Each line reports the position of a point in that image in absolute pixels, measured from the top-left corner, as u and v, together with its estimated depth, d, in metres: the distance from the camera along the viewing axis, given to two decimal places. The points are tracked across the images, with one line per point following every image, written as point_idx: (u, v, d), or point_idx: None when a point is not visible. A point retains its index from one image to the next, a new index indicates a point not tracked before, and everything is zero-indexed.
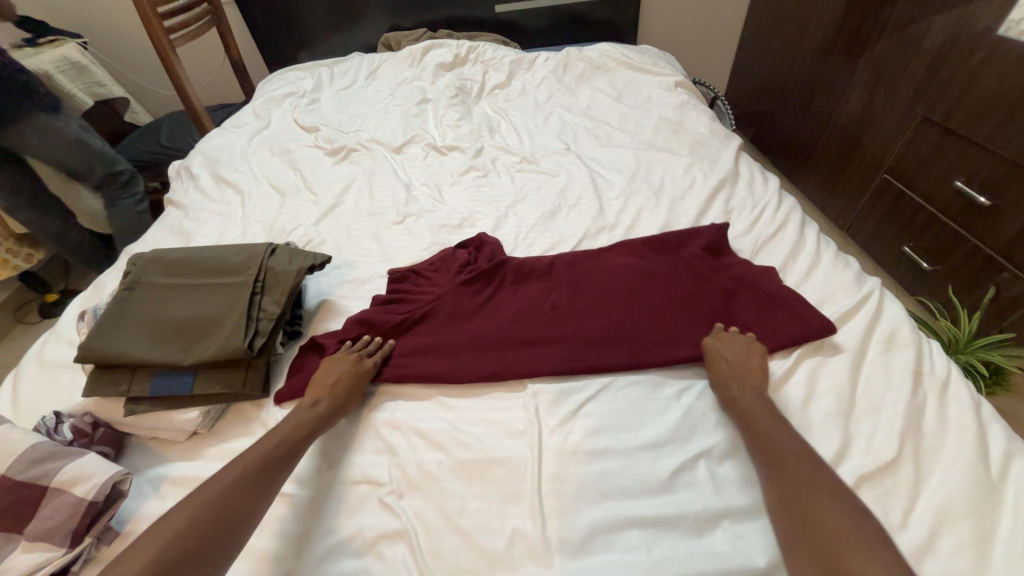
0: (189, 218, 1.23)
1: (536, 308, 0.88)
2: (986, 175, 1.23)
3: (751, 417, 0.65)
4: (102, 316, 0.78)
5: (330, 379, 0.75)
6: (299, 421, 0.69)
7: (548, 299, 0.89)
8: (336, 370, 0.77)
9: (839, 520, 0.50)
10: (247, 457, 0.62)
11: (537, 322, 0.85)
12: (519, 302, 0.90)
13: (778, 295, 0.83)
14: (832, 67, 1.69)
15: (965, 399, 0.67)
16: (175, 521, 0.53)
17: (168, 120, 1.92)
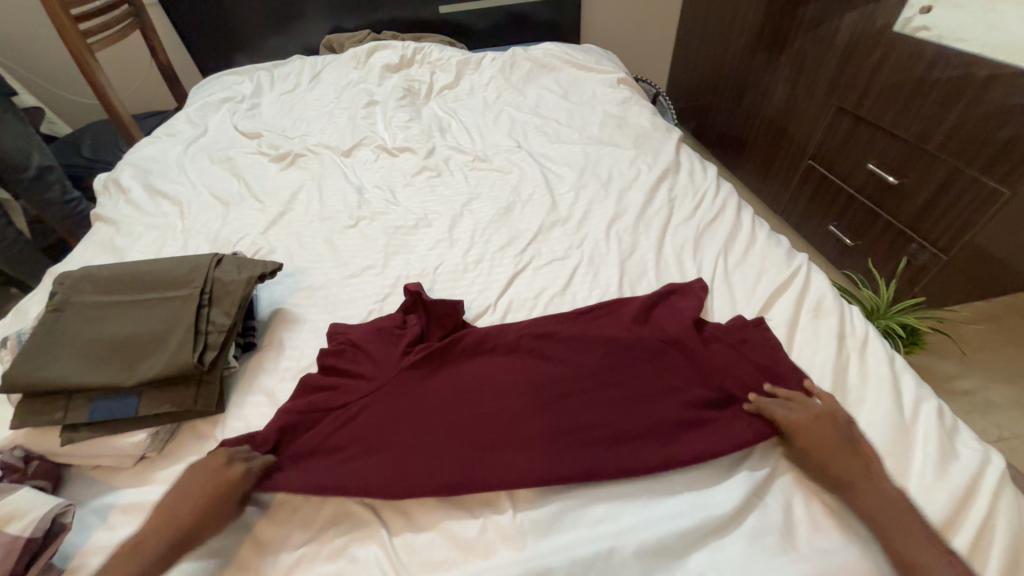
0: (121, 233, 1.16)
1: (504, 390, 0.73)
2: (893, 159, 1.37)
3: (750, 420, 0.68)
4: (28, 341, 0.73)
5: (181, 499, 0.60)
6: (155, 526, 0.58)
7: (518, 377, 0.75)
8: (192, 485, 0.62)
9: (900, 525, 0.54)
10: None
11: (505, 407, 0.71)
12: (482, 382, 0.75)
13: (766, 369, 0.74)
14: (759, 64, 1.81)
15: (881, 355, 0.75)
16: None
17: (90, 130, 1.79)
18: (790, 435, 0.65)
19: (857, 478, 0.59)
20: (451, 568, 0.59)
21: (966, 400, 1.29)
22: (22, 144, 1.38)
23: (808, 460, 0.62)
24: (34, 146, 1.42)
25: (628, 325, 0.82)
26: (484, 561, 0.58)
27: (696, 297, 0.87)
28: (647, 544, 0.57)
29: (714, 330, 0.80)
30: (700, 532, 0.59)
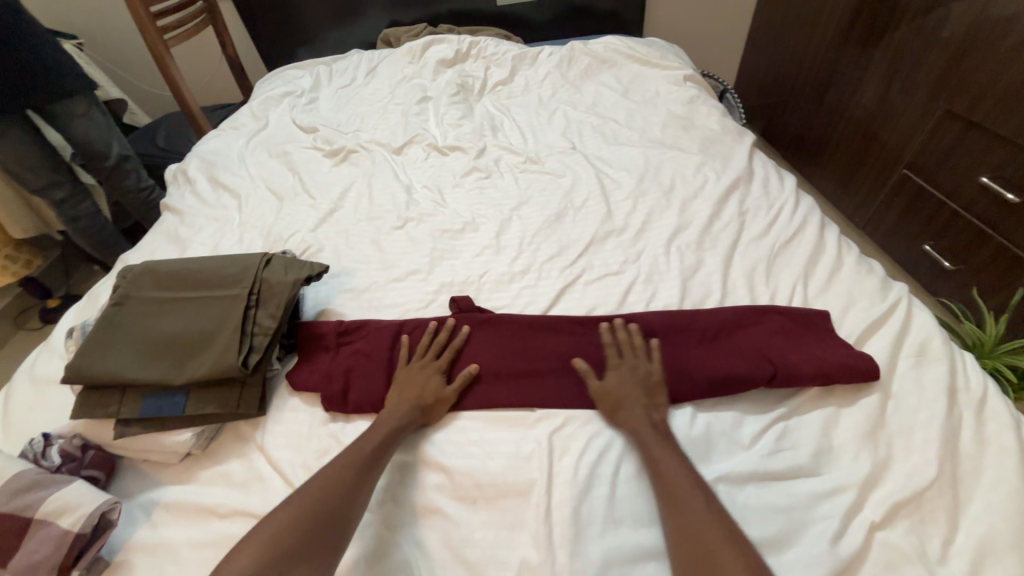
0: (185, 224, 1.20)
1: (630, 382, 0.70)
2: (1013, 172, 1.18)
3: (624, 379, 0.71)
4: (91, 333, 0.75)
5: (417, 386, 0.74)
6: (354, 457, 0.63)
7: (632, 368, 0.73)
8: (416, 381, 0.75)
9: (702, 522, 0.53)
10: (299, 499, 0.57)
11: (643, 398, 0.68)
12: (612, 373, 0.72)
13: (835, 348, 0.72)
14: (846, 58, 1.62)
15: (1005, 420, 0.64)
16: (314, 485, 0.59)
17: (166, 122, 1.89)
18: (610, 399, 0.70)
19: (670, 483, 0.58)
20: None
21: None
22: (103, 134, 1.46)
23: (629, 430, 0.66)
24: (113, 134, 1.50)
25: (678, 332, 0.80)
26: None
27: (765, 325, 0.78)
28: None
29: (784, 368, 0.70)
30: None
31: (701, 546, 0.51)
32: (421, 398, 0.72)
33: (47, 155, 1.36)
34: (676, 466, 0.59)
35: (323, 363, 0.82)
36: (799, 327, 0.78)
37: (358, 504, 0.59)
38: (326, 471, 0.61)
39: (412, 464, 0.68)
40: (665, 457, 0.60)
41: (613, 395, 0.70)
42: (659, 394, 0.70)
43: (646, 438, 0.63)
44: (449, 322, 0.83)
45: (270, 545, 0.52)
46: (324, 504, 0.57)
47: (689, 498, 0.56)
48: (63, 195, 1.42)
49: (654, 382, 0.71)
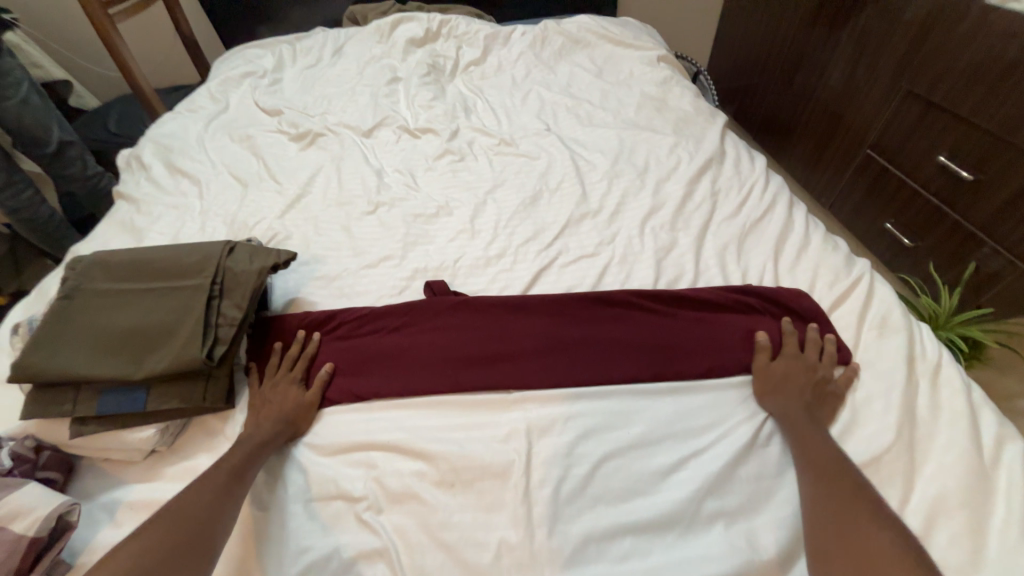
0: (141, 213, 1.14)
1: (797, 381, 0.68)
2: (969, 151, 1.23)
3: (795, 369, 0.70)
4: (39, 328, 0.71)
5: (274, 399, 0.72)
6: (214, 480, 0.60)
7: (809, 362, 0.71)
8: (277, 395, 0.73)
9: (849, 498, 0.54)
10: (162, 521, 0.54)
11: (807, 394, 0.67)
12: (785, 362, 0.71)
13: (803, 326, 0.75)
14: (815, 40, 1.64)
15: (957, 385, 0.67)
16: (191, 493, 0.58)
17: (116, 104, 1.77)
18: (770, 388, 0.69)
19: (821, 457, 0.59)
20: None
21: None
22: (42, 116, 1.36)
23: (783, 417, 0.65)
24: (53, 117, 1.40)
25: (657, 311, 0.81)
26: None
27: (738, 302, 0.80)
28: None
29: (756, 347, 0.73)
30: None
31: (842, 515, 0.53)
32: (284, 410, 0.71)
33: None
34: (818, 442, 0.61)
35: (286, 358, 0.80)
36: (767, 304, 0.80)
37: (226, 517, 0.57)
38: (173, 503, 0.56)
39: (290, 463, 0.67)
40: (816, 435, 0.62)
41: (778, 383, 0.69)
42: (825, 402, 0.67)
43: (796, 424, 0.63)
44: (297, 335, 0.81)
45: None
46: (186, 524, 0.54)
47: (838, 477, 0.57)
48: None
49: (825, 390, 0.68)
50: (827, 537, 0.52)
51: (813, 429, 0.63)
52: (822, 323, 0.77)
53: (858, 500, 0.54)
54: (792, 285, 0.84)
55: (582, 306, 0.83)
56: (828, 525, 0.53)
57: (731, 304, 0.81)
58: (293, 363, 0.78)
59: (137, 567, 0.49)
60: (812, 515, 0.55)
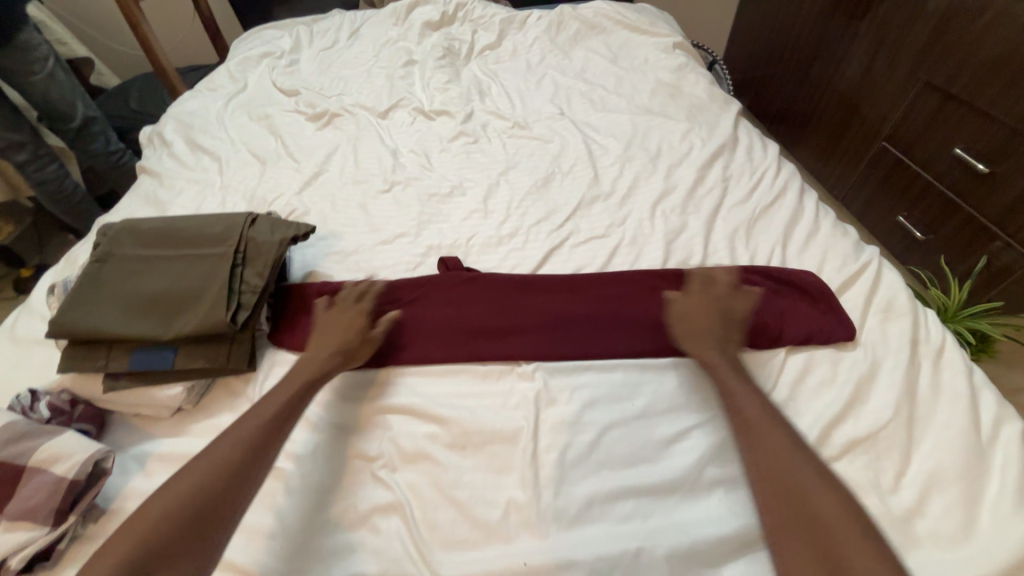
0: (164, 187, 1.17)
1: (700, 309, 0.73)
2: (985, 144, 1.22)
3: (698, 309, 0.73)
4: (73, 289, 0.75)
5: (336, 333, 0.74)
6: (248, 429, 0.60)
7: (712, 296, 0.75)
8: (338, 327, 0.75)
9: (792, 464, 0.54)
10: (192, 470, 0.55)
11: (717, 329, 0.71)
12: (690, 300, 0.74)
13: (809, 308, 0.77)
14: (833, 30, 1.62)
15: (959, 366, 0.69)
16: (219, 444, 0.58)
17: (137, 83, 1.80)
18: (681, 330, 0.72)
19: (757, 423, 0.58)
20: (471, 549, 0.58)
21: None
22: (68, 92, 1.40)
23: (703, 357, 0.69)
24: (78, 93, 1.44)
25: (665, 291, 0.83)
26: (504, 546, 0.58)
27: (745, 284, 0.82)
28: (676, 549, 0.56)
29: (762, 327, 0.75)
30: (737, 540, 0.57)
31: (791, 486, 0.52)
32: (343, 343, 0.73)
33: (8, 113, 1.30)
34: (745, 396, 0.62)
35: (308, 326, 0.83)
36: (775, 287, 0.82)
37: (258, 470, 0.57)
38: (207, 451, 0.57)
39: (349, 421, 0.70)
40: (745, 395, 0.62)
41: (686, 327, 0.72)
42: (733, 331, 0.72)
43: (714, 361, 0.67)
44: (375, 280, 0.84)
45: (143, 537, 0.48)
46: (215, 476, 0.54)
47: (777, 442, 0.56)
48: (27, 157, 1.35)
49: (732, 321, 0.73)
50: (778, 512, 0.51)
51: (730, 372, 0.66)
52: (834, 304, 0.77)
53: (816, 491, 0.51)
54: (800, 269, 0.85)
55: (592, 285, 0.85)
56: (776, 499, 0.52)
57: (739, 286, 0.82)
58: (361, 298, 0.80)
59: (170, 520, 0.50)
60: (762, 490, 0.54)
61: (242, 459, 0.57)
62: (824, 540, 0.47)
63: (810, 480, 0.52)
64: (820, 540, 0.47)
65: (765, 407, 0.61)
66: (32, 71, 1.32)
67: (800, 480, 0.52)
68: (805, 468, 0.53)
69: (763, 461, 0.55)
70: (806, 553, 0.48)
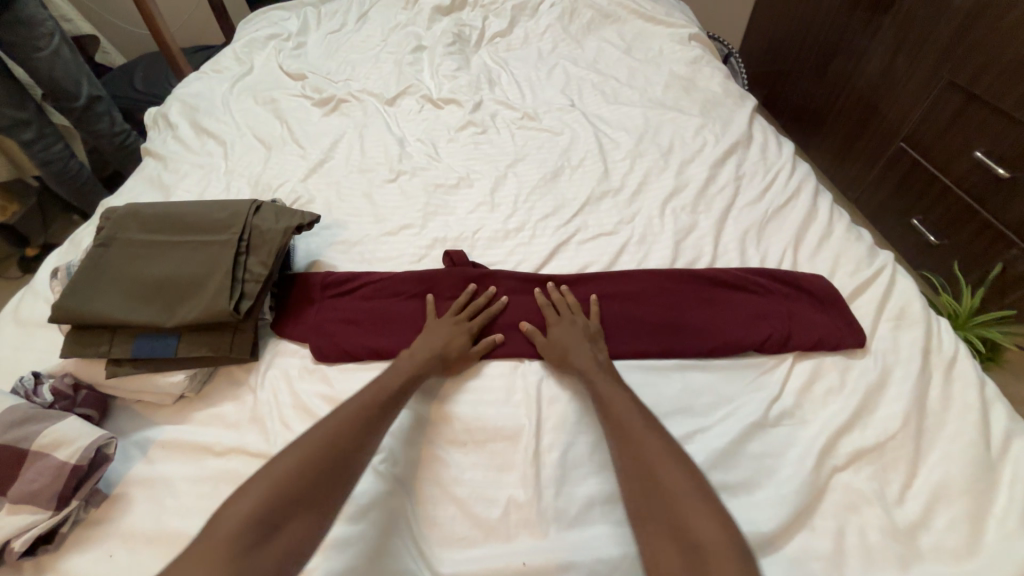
0: (169, 170, 1.16)
1: (575, 342, 0.72)
2: (1008, 147, 1.18)
3: (565, 334, 0.73)
4: (76, 273, 0.74)
5: (434, 342, 0.73)
6: (357, 412, 0.60)
7: (571, 322, 0.75)
8: (440, 337, 0.74)
9: (651, 445, 0.56)
10: (303, 447, 0.56)
11: (586, 348, 0.71)
12: (556, 328, 0.74)
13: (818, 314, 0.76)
14: (855, 25, 1.58)
15: (971, 378, 0.67)
16: (330, 424, 0.59)
17: (143, 62, 1.78)
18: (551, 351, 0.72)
19: (620, 413, 0.61)
20: (471, 546, 0.58)
21: None
22: (73, 70, 1.38)
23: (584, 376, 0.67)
24: (83, 72, 1.42)
25: (674, 292, 0.82)
26: (504, 544, 0.58)
27: (756, 288, 0.80)
28: None
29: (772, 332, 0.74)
30: None
31: (647, 466, 0.55)
32: (446, 349, 0.72)
33: (12, 91, 1.28)
34: (612, 390, 0.64)
35: (315, 318, 0.82)
36: (785, 291, 0.80)
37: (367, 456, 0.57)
38: (319, 428, 0.58)
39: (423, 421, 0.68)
40: (613, 389, 0.64)
41: (555, 355, 0.71)
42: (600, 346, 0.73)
43: (596, 374, 0.66)
44: (492, 290, 0.82)
45: (267, 496, 0.50)
46: (327, 456, 0.55)
47: (633, 425, 0.59)
48: (31, 136, 1.34)
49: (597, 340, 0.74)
50: (642, 492, 0.53)
51: (608, 380, 0.65)
52: (846, 311, 0.76)
53: (668, 468, 0.54)
54: (814, 273, 0.83)
55: (600, 284, 0.84)
56: (635, 478, 0.55)
57: (749, 289, 0.81)
58: (474, 312, 0.79)
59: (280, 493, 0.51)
60: (626, 475, 0.56)
61: (352, 444, 0.57)
62: (689, 545, 0.47)
63: (678, 486, 0.52)
64: (671, 513, 0.50)
65: (640, 416, 0.60)
66: (35, 48, 1.30)
67: (652, 458, 0.55)
68: (676, 474, 0.53)
69: (638, 468, 0.55)
70: (659, 531, 0.50)
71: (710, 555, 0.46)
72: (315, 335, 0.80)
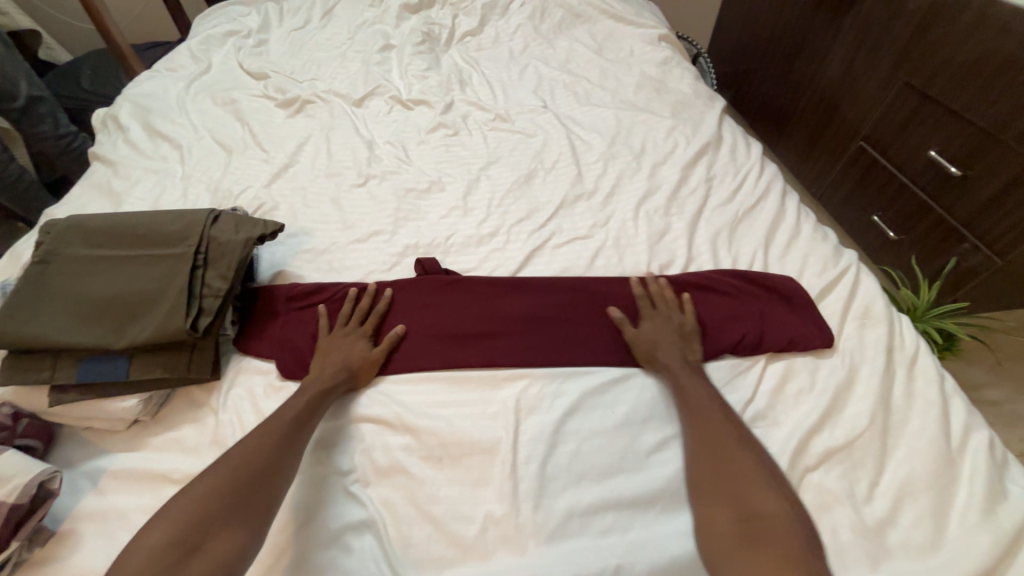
0: (119, 176, 1.09)
1: (665, 339, 0.73)
2: (960, 146, 1.24)
3: (657, 330, 0.74)
4: (12, 293, 0.69)
5: (333, 354, 0.72)
6: (276, 427, 0.61)
7: (666, 318, 0.76)
8: (340, 350, 0.73)
9: (721, 429, 0.61)
10: (222, 466, 0.56)
11: (677, 346, 0.72)
12: (648, 323, 0.75)
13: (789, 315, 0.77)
14: (818, 26, 1.61)
15: (931, 375, 0.70)
16: (250, 440, 0.59)
17: (90, 60, 1.68)
18: (639, 346, 0.73)
19: (700, 404, 0.64)
20: (448, 566, 0.57)
21: (993, 411, 1.23)
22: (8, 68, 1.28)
23: (669, 375, 0.69)
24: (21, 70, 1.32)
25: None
26: (482, 563, 0.57)
27: (729, 290, 0.81)
28: (656, 566, 0.55)
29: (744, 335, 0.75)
30: None
31: (716, 445, 0.59)
32: (349, 360, 0.72)
33: None
34: (695, 388, 0.66)
35: (278, 331, 0.79)
36: (756, 292, 0.81)
37: (288, 468, 0.58)
38: (230, 454, 0.57)
39: (343, 433, 0.67)
40: (693, 385, 0.67)
41: (645, 349, 0.73)
42: (692, 345, 0.74)
43: (680, 373, 0.68)
44: (371, 287, 0.81)
45: (185, 518, 0.50)
46: (246, 473, 0.55)
47: (709, 410, 0.63)
48: None
49: (689, 337, 0.74)
50: (707, 468, 0.58)
51: (691, 377, 0.68)
52: (816, 311, 0.77)
53: (739, 451, 0.58)
54: (784, 274, 0.85)
55: (573, 289, 0.83)
56: (701, 455, 0.59)
57: (721, 291, 0.82)
58: (362, 317, 0.79)
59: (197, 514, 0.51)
60: (694, 451, 0.60)
61: (271, 458, 0.57)
62: (750, 516, 0.52)
63: (747, 470, 0.56)
64: (733, 490, 0.55)
65: (711, 403, 0.64)
66: None
67: (723, 439, 0.60)
68: (748, 460, 0.57)
69: (709, 450, 0.59)
70: (719, 504, 0.55)
71: (769, 528, 0.50)
72: (280, 350, 0.76)
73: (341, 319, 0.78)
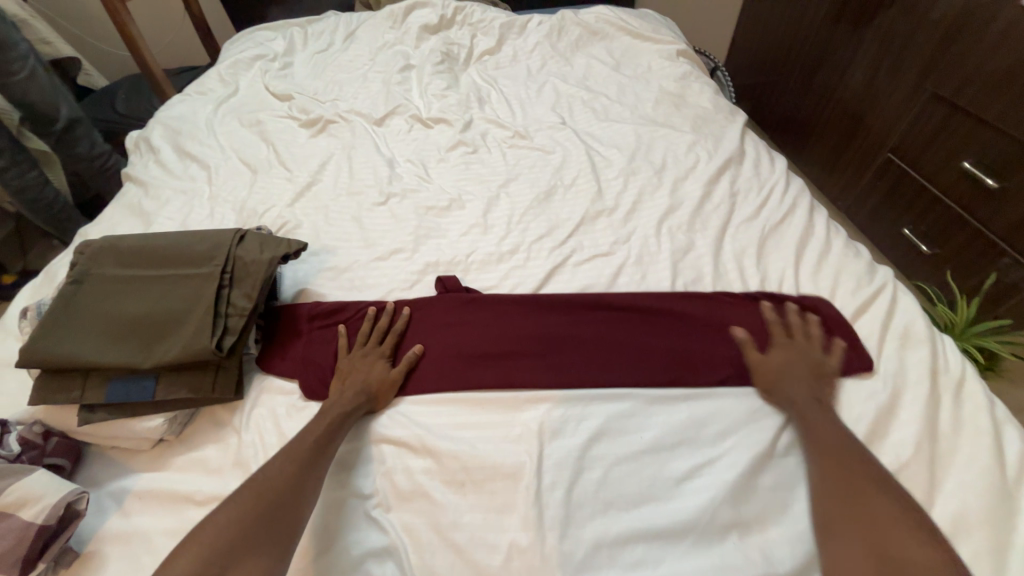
0: (149, 196, 1.12)
1: (796, 371, 0.69)
2: (995, 157, 1.19)
3: (791, 360, 0.70)
4: (46, 313, 0.70)
5: (354, 375, 0.72)
6: (297, 452, 0.60)
7: (801, 350, 0.72)
8: (360, 371, 0.73)
9: (855, 466, 0.56)
10: (245, 491, 0.55)
11: (807, 380, 0.68)
12: (778, 350, 0.72)
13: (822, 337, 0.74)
14: (839, 38, 1.59)
15: (980, 401, 0.66)
16: (272, 466, 0.58)
17: (125, 84, 1.75)
18: (762, 375, 0.70)
19: (832, 440, 0.60)
20: None
21: None
22: (49, 92, 1.34)
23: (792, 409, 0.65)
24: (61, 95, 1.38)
25: (743, 320, 0.79)
26: None
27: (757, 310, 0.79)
28: None
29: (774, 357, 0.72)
30: None
31: (851, 483, 0.55)
32: (367, 382, 0.71)
33: None
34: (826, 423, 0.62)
35: (301, 350, 0.79)
36: (786, 312, 0.79)
37: (309, 496, 0.57)
38: (251, 480, 0.57)
39: (362, 454, 0.67)
40: (828, 422, 0.62)
41: (769, 380, 0.69)
42: (823, 384, 0.68)
43: (809, 409, 0.64)
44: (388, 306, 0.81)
45: (209, 546, 0.50)
46: (267, 500, 0.54)
47: (839, 444, 0.59)
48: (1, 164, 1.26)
49: (824, 375, 0.69)
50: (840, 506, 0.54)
51: (824, 416, 0.63)
52: (852, 333, 0.74)
53: (879, 493, 0.53)
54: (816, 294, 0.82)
55: (595, 309, 0.82)
56: (832, 491, 0.55)
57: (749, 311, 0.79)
58: (381, 337, 0.78)
59: (220, 542, 0.50)
60: (824, 488, 0.56)
61: (292, 485, 0.57)
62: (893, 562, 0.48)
63: (888, 513, 0.51)
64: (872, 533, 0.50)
65: (846, 441, 0.59)
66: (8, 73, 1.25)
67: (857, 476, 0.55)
68: (885, 503, 0.52)
69: (847, 489, 0.55)
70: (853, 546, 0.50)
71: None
72: (303, 369, 0.76)
73: (361, 339, 0.78)
